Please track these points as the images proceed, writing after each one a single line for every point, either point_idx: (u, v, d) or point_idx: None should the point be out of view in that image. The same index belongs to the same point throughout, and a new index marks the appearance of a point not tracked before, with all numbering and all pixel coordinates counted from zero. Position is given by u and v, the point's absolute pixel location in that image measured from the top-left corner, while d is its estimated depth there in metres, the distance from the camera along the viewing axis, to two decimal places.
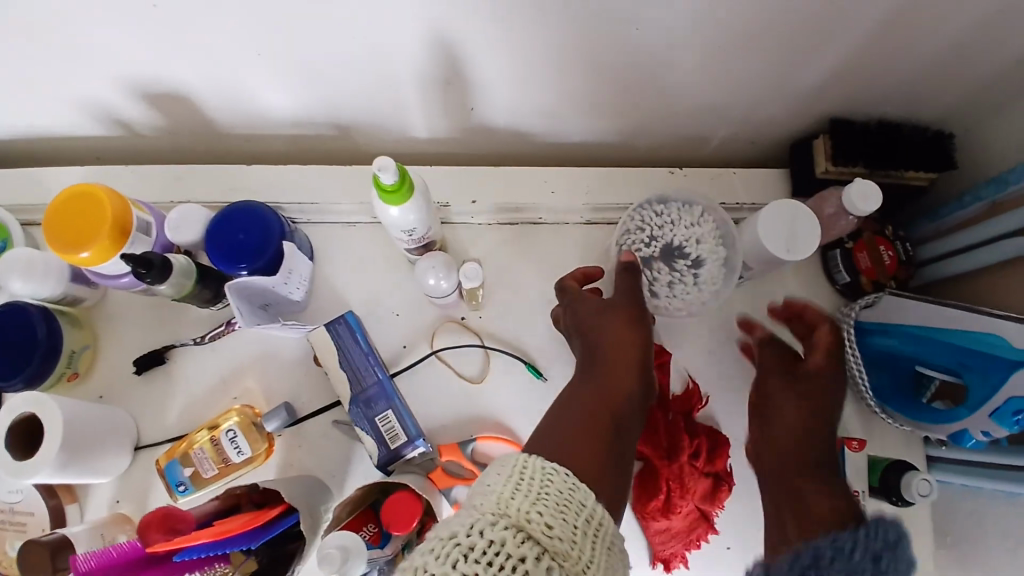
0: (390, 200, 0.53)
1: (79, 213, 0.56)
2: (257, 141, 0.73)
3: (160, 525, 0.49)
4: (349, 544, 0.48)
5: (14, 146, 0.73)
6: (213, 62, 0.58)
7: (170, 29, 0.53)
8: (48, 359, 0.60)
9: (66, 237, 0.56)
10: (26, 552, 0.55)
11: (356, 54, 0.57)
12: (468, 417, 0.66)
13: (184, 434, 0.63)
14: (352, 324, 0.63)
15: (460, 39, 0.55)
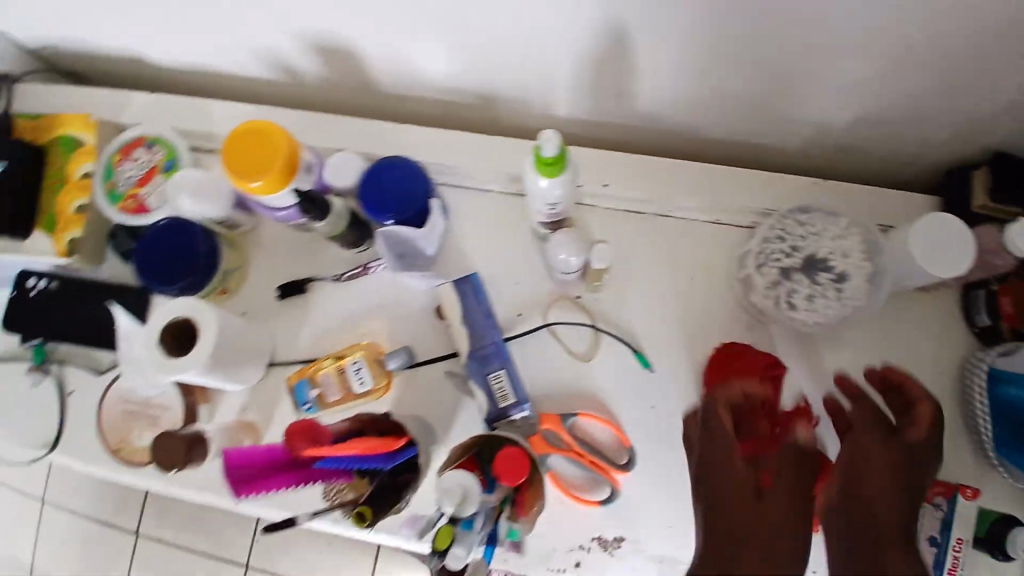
0: (545, 172, 0.54)
1: (258, 152, 0.59)
2: (403, 103, 0.76)
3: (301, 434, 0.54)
4: (469, 485, 0.53)
5: (191, 80, 0.80)
6: (380, 11, 0.60)
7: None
8: (202, 275, 0.66)
9: (247, 172, 0.59)
10: (164, 442, 0.63)
11: (517, 16, 0.57)
12: (571, 392, 0.66)
13: (314, 359, 0.69)
14: (477, 286, 0.66)
15: (623, 12, 0.54)
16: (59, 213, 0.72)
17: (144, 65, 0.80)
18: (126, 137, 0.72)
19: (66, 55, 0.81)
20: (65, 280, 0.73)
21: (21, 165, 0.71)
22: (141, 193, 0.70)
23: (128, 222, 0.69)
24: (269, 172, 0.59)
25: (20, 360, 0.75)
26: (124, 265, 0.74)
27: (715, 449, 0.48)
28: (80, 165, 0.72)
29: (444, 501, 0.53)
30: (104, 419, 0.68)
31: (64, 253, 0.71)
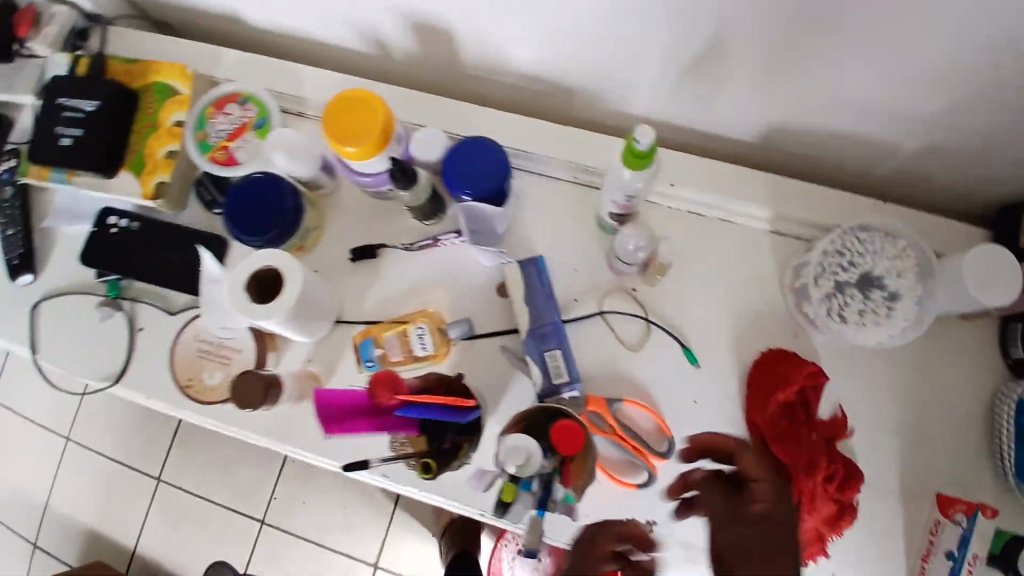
0: (631, 164, 0.57)
1: (354, 119, 0.63)
2: (485, 87, 0.79)
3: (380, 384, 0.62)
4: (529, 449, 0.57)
5: (283, 44, 0.84)
6: None
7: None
8: (285, 231, 0.69)
9: (346, 138, 0.63)
10: (246, 380, 0.65)
11: (617, 13, 0.60)
12: (615, 379, 0.68)
13: (378, 321, 0.73)
14: (541, 268, 0.68)
15: (719, 22, 0.57)
16: (147, 156, 0.75)
17: (238, 24, 0.83)
18: (222, 90, 0.75)
19: (163, 8, 0.85)
20: (144, 221, 0.77)
21: (115, 106, 0.74)
22: (231, 146, 0.74)
23: (217, 172, 0.73)
24: (368, 137, 0.63)
25: (93, 293, 0.78)
26: (204, 213, 0.77)
27: None
28: (171, 114, 0.76)
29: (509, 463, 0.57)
30: (177, 354, 0.72)
31: (149, 196, 0.74)
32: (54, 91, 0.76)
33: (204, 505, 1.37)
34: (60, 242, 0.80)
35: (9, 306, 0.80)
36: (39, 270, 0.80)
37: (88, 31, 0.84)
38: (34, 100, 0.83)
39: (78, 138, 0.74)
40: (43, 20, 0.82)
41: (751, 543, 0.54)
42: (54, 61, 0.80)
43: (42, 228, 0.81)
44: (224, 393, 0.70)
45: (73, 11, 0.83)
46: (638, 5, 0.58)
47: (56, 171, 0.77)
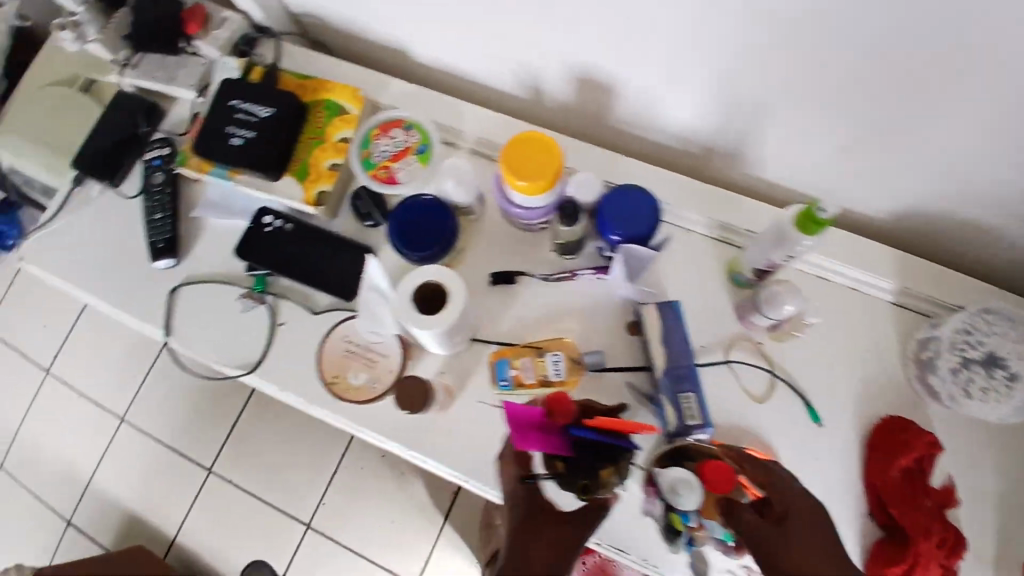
0: (802, 228, 0.60)
1: (527, 159, 0.68)
2: (626, 139, 0.84)
3: (555, 405, 0.61)
4: (685, 478, 0.61)
5: (437, 76, 0.89)
6: (653, 57, 0.68)
7: (658, 23, 0.63)
8: (442, 252, 0.74)
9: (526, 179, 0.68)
10: (404, 385, 0.73)
11: (790, 95, 0.65)
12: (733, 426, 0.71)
13: (512, 343, 0.76)
14: (678, 312, 0.71)
15: (889, 116, 0.62)
16: (312, 165, 0.81)
17: (397, 51, 0.88)
18: (390, 115, 0.81)
19: (324, 27, 0.90)
20: (297, 224, 0.81)
21: (289, 116, 0.79)
22: (394, 166, 0.80)
23: (383, 190, 0.79)
24: (535, 178, 0.68)
25: (236, 285, 0.82)
26: (353, 223, 0.82)
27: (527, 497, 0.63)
28: (339, 130, 0.81)
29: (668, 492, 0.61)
30: (325, 351, 0.77)
31: (312, 203, 0.80)
32: (227, 92, 0.81)
33: (251, 502, 1.38)
34: (204, 233, 0.84)
35: (147, 289, 0.82)
36: (180, 258, 0.83)
37: (254, 40, 0.86)
38: (195, 96, 0.85)
39: (250, 140, 0.79)
40: (212, 23, 0.85)
41: (758, 522, 0.57)
42: (226, 64, 0.83)
43: (188, 216, 0.84)
44: (370, 395, 0.74)
45: (245, 21, 0.86)
46: (808, 92, 0.63)
47: (217, 167, 0.81)
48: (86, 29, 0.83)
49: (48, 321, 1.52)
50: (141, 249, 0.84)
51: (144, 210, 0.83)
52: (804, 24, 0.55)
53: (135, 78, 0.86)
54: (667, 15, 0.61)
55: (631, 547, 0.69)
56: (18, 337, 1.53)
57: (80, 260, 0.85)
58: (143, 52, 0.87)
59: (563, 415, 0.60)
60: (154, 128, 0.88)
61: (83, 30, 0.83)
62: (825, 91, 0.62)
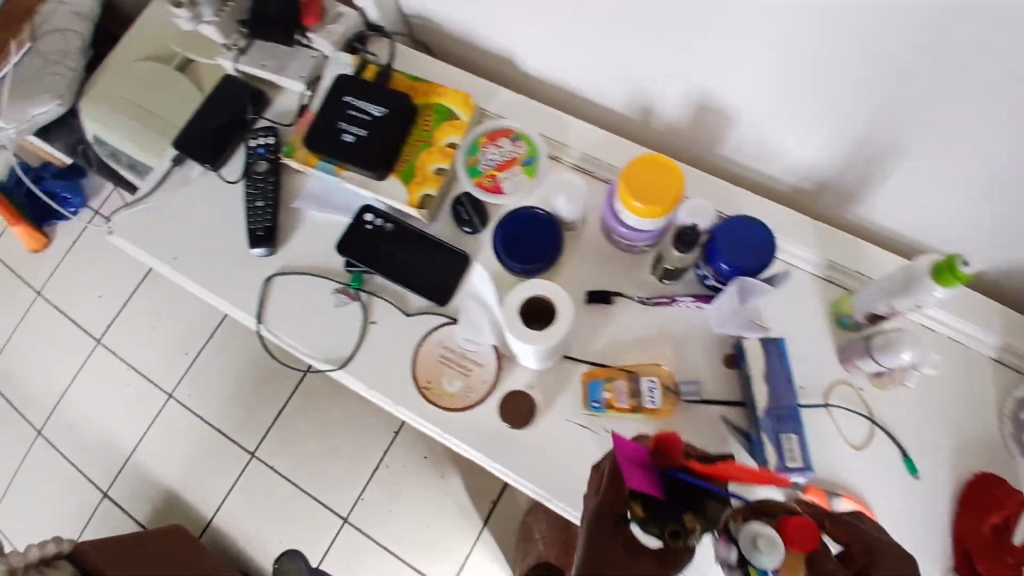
0: (939, 280, 0.60)
1: (647, 181, 0.67)
2: (732, 170, 0.84)
3: (663, 445, 0.54)
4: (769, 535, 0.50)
5: (544, 89, 0.89)
6: (784, 94, 0.67)
7: (804, 62, 0.62)
8: (545, 266, 0.74)
9: (654, 203, 0.67)
10: (509, 402, 0.75)
11: (924, 147, 0.64)
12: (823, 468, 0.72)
13: (604, 363, 0.76)
14: (782, 351, 0.72)
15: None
16: (418, 168, 0.81)
17: (506, 60, 0.88)
18: (499, 124, 0.81)
19: (435, 31, 0.89)
20: (397, 224, 0.82)
21: (401, 117, 0.80)
22: (499, 176, 0.80)
23: (485, 199, 0.80)
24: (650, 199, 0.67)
25: (331, 279, 0.82)
26: (452, 229, 0.82)
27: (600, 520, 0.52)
28: (446, 135, 0.81)
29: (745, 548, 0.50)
30: (420, 356, 0.77)
31: (415, 205, 0.80)
32: (341, 87, 0.81)
33: (291, 489, 1.39)
34: (303, 225, 0.84)
35: (242, 275, 0.83)
36: (277, 248, 0.84)
37: (367, 38, 0.87)
38: (303, 89, 0.85)
39: (361, 137, 0.79)
40: (328, 17, 0.85)
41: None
42: (340, 60, 0.84)
43: (288, 207, 0.85)
44: (463, 403, 0.74)
45: (360, 19, 0.86)
46: (946, 145, 0.62)
47: (325, 161, 0.81)
48: (205, 11, 0.80)
49: (102, 290, 1.52)
50: (238, 235, 0.84)
51: (246, 197, 0.84)
52: (959, 79, 0.55)
53: (246, 65, 0.86)
54: (815, 57, 0.61)
55: None
56: (70, 304, 1.53)
57: (174, 239, 0.85)
58: (254, 38, 0.86)
59: (671, 457, 0.53)
60: (259, 115, 0.88)
61: (200, 10, 0.80)
62: (966, 146, 0.61)
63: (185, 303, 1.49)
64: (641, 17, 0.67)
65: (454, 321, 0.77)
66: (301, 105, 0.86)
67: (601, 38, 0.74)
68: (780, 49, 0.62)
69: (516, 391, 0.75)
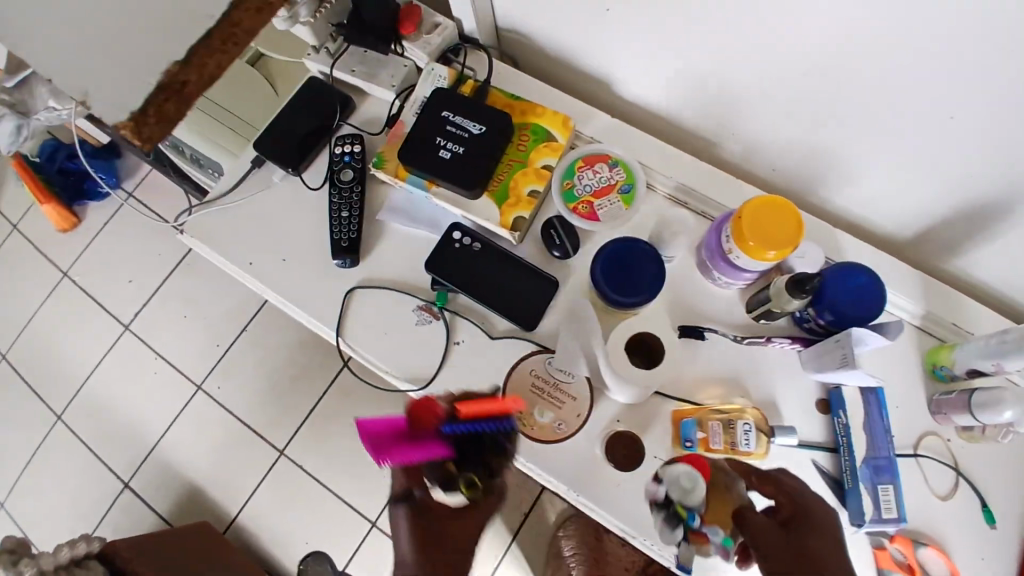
0: None
1: (762, 220, 0.66)
2: (822, 209, 0.83)
3: (421, 410, 0.60)
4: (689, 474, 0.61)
5: (635, 111, 0.87)
6: (897, 143, 0.67)
7: (928, 116, 0.62)
8: (644, 300, 0.72)
9: (767, 244, 0.66)
10: (609, 440, 0.74)
11: None
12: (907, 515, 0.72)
13: (693, 401, 0.75)
14: (880, 401, 0.72)
15: None
16: (512, 189, 0.79)
17: (600, 83, 0.86)
18: (596, 149, 0.80)
19: (526, 45, 0.87)
20: (485, 243, 0.80)
21: (499, 137, 0.78)
22: (595, 203, 0.79)
23: (580, 225, 0.79)
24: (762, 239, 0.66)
25: (414, 296, 0.80)
26: (540, 252, 0.81)
27: (434, 533, 0.59)
28: (542, 157, 0.79)
29: (670, 486, 0.61)
30: (511, 384, 0.76)
31: (507, 226, 0.78)
32: (439, 102, 0.79)
33: (319, 491, 1.33)
34: (386, 238, 0.82)
35: (322, 284, 0.80)
36: (359, 259, 0.81)
37: (463, 49, 0.86)
38: (394, 98, 0.84)
39: (457, 154, 0.77)
40: (424, 27, 0.84)
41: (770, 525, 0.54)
42: (436, 73, 0.82)
43: (371, 218, 0.83)
44: (557, 437, 0.73)
45: (455, 28, 0.84)
46: None
47: (416, 176, 0.79)
48: (303, 12, 0.78)
49: (132, 276, 1.47)
50: (320, 243, 0.82)
51: (329, 206, 0.81)
52: None
53: (337, 71, 0.85)
54: (936, 115, 0.61)
55: None
56: (99, 287, 1.48)
57: (252, 243, 0.82)
58: (348, 43, 0.85)
59: (430, 415, 0.59)
60: (344, 122, 0.86)
61: (297, 13, 0.77)
62: None
63: (219, 295, 1.43)
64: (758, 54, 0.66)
65: (549, 352, 0.76)
66: (390, 115, 0.85)
67: (709, 76, 0.73)
68: (902, 103, 0.62)
69: (611, 425, 0.74)
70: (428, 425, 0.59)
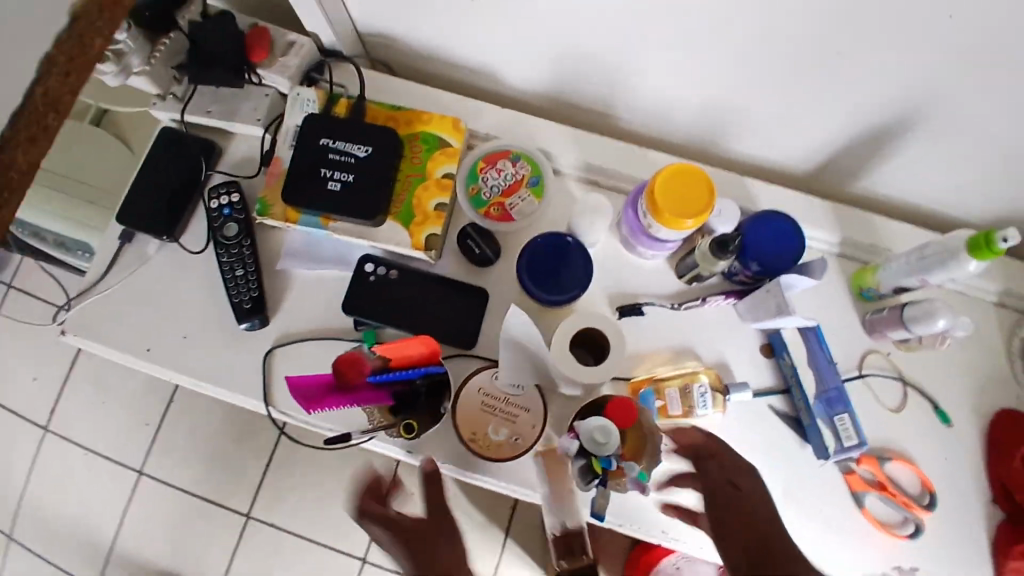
0: (977, 255, 0.63)
1: (675, 192, 0.65)
2: (727, 157, 0.82)
3: (346, 367, 0.69)
4: (604, 424, 0.61)
5: (523, 96, 0.83)
6: (780, 85, 0.66)
7: (804, 54, 0.60)
8: (575, 295, 0.71)
9: (684, 214, 0.65)
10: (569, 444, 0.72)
11: (923, 118, 0.64)
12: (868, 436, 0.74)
13: (645, 372, 0.74)
14: (818, 335, 0.73)
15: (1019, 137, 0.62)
16: (416, 207, 0.73)
17: (481, 74, 0.81)
18: (494, 146, 0.76)
19: (394, 47, 0.81)
20: (402, 269, 0.74)
21: (389, 155, 0.72)
22: (505, 203, 0.75)
23: (496, 229, 0.75)
24: (677, 211, 0.65)
25: (339, 342, 0.74)
26: (461, 264, 0.76)
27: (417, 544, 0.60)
28: (440, 166, 0.74)
29: (588, 440, 0.60)
30: (461, 406, 0.70)
31: (421, 247, 0.73)
32: (314, 130, 0.72)
33: (296, 543, 1.23)
34: (293, 287, 0.75)
35: (232, 355, 0.73)
36: (269, 318, 0.74)
37: (326, 65, 0.78)
38: (264, 134, 0.76)
39: (348, 184, 0.71)
40: (277, 49, 0.76)
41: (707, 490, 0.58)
42: (302, 97, 0.75)
43: (271, 270, 0.76)
44: (516, 452, 0.69)
45: (313, 43, 0.77)
46: (940, 115, 0.63)
47: (308, 215, 0.72)
48: (134, 59, 0.70)
49: (37, 373, 1.33)
50: (221, 311, 0.74)
51: (220, 267, 0.74)
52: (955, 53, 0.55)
53: (189, 115, 0.76)
54: (812, 52, 0.60)
55: None
56: None
57: (145, 327, 0.74)
58: (195, 83, 0.77)
59: (354, 371, 0.69)
60: (214, 170, 0.78)
61: (127, 61, 0.70)
62: (963, 111, 0.61)
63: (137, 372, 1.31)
64: (629, 22, 0.63)
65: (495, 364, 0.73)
66: (263, 152, 0.77)
67: (587, 54, 0.70)
68: (777, 47, 0.60)
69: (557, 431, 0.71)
70: (360, 376, 0.68)
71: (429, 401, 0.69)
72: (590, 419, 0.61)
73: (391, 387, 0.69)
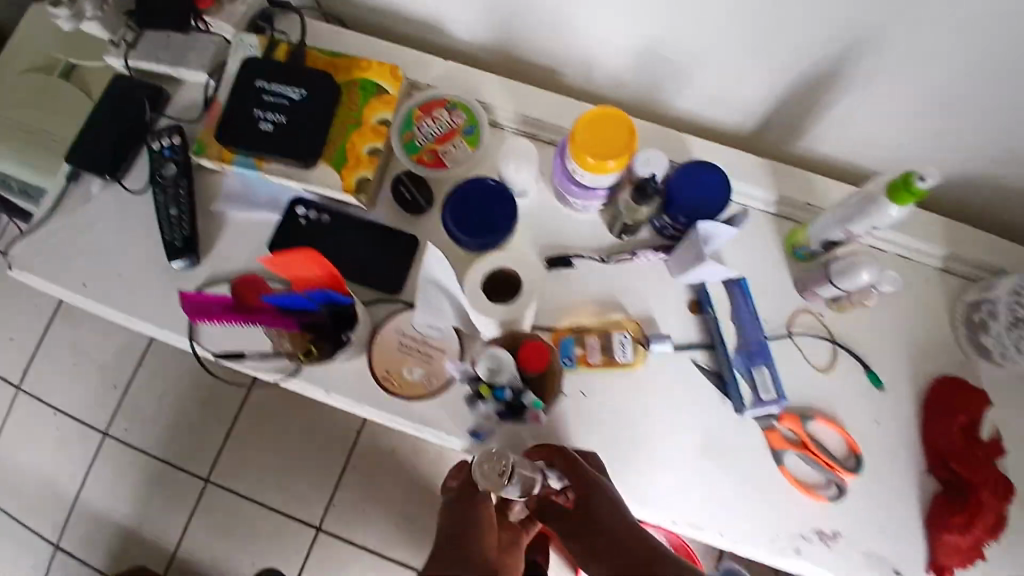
0: (895, 199, 0.61)
1: (594, 135, 0.65)
2: (665, 116, 0.83)
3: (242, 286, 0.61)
4: (501, 357, 0.67)
5: (466, 53, 0.85)
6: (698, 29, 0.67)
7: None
8: (501, 238, 0.72)
9: (607, 155, 0.65)
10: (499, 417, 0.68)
11: (837, 57, 0.65)
12: (796, 395, 0.73)
13: (568, 322, 0.74)
14: (744, 290, 0.74)
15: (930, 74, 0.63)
16: (349, 151, 0.74)
17: (424, 30, 0.83)
18: (431, 95, 0.77)
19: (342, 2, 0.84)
20: (334, 214, 0.76)
21: (323, 97, 0.73)
22: (439, 149, 0.76)
23: (428, 174, 0.76)
24: (596, 153, 0.65)
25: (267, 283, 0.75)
26: (394, 211, 0.77)
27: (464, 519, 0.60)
28: (376, 112, 0.75)
29: (485, 366, 0.67)
30: (379, 343, 0.72)
31: (351, 190, 0.73)
32: (251, 72, 0.74)
33: (252, 508, 1.16)
34: (227, 229, 0.77)
35: (164, 291, 0.75)
36: (201, 258, 0.76)
37: (273, 14, 0.81)
38: (208, 79, 0.79)
39: (280, 124, 0.73)
40: None
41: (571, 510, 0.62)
42: (245, 42, 0.77)
43: (207, 212, 0.77)
44: (428, 391, 0.70)
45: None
46: (851, 52, 0.63)
47: (243, 156, 0.73)
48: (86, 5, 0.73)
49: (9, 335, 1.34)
50: (156, 249, 0.76)
51: (155, 206, 0.76)
52: None
53: (137, 60, 0.79)
54: None
55: (708, 522, 0.69)
56: None
57: (83, 262, 0.76)
58: (143, 29, 0.80)
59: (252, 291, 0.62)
60: (160, 114, 0.81)
61: (80, 6, 0.73)
62: (876, 47, 0.62)
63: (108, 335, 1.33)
64: None
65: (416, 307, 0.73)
66: (207, 97, 0.79)
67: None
68: None
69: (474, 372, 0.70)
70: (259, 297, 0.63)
71: (332, 328, 0.68)
72: (499, 353, 0.67)
73: (295, 311, 0.64)
